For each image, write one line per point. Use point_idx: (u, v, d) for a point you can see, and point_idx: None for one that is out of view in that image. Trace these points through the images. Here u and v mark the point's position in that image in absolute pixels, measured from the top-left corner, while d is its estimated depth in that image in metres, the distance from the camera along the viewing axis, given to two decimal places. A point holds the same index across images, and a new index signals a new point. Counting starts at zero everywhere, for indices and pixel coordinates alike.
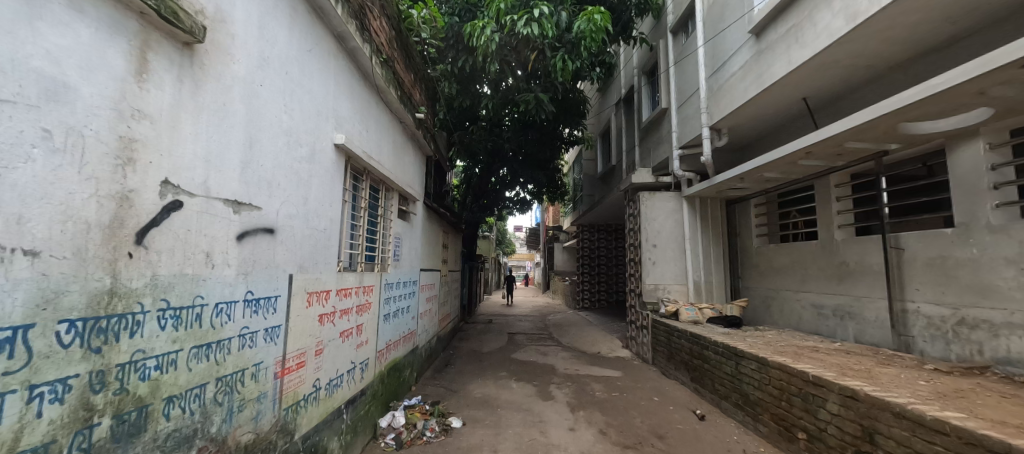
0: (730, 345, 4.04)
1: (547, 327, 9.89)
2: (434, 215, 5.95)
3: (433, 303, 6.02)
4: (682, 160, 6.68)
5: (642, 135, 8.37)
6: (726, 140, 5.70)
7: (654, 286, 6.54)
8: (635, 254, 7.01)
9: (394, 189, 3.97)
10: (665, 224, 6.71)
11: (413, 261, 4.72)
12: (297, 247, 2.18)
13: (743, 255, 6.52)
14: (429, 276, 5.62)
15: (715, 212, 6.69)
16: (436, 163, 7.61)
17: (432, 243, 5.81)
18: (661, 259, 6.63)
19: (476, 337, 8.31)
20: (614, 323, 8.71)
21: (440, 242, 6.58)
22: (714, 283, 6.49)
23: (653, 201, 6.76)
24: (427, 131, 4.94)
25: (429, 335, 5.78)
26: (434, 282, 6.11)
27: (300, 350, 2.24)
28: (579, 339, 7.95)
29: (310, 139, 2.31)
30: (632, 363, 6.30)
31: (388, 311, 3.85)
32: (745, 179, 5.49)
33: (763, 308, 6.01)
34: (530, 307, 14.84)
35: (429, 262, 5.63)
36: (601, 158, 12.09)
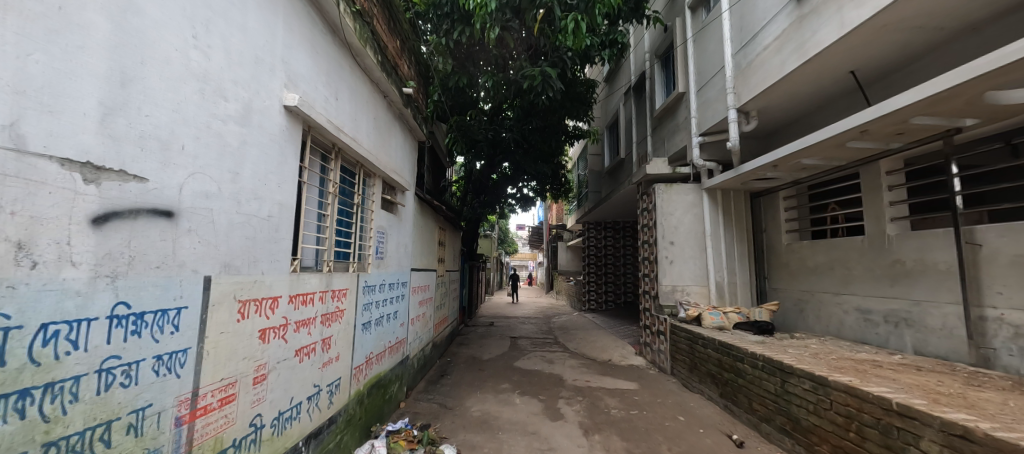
0: (773, 358, 3.42)
1: (553, 330, 9.26)
2: (428, 209, 5.33)
3: (427, 308, 5.41)
4: (702, 148, 6.05)
5: (656, 124, 7.73)
6: (755, 123, 5.07)
7: (672, 288, 5.91)
8: (650, 252, 6.38)
9: (376, 174, 3.36)
10: (684, 219, 6.08)
11: (402, 260, 4.09)
12: (220, 240, 1.58)
13: (772, 254, 5.88)
14: (421, 277, 5.00)
15: (740, 206, 6.04)
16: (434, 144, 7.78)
17: (425, 240, 5.19)
18: (680, 258, 6.00)
19: (476, 342, 7.70)
20: (625, 328, 8.07)
21: (436, 239, 5.96)
22: (739, 285, 5.86)
23: (671, 194, 6.12)
24: (418, 112, 4.32)
25: (422, 342, 5.17)
26: (429, 285, 5.49)
27: (227, 381, 1.63)
28: (588, 345, 7.33)
29: (244, 94, 1.71)
30: (648, 373, 5.68)
31: (369, 319, 3.24)
32: (778, 167, 4.87)
33: (796, 312, 5.37)
34: (534, 308, 14.19)
35: (421, 262, 5.01)
36: (609, 152, 11.45)
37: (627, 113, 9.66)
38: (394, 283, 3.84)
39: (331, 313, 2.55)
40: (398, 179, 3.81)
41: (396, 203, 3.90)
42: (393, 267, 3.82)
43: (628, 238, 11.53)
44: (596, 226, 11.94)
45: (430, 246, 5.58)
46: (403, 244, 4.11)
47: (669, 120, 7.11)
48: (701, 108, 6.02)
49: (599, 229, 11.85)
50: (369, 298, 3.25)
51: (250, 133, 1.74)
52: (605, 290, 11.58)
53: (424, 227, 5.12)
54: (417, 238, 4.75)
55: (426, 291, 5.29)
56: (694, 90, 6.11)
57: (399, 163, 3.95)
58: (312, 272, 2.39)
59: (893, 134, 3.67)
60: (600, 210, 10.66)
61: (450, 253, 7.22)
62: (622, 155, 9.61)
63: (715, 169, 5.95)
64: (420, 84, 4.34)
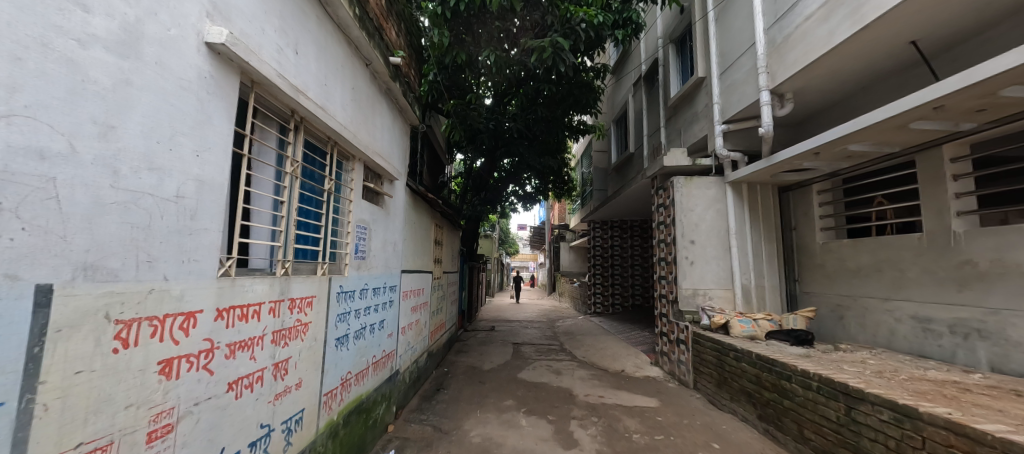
0: (834, 379, 2.84)
1: (557, 336, 8.68)
2: (423, 203, 4.75)
3: (422, 313, 4.86)
4: (726, 137, 5.48)
5: (670, 114, 7.16)
6: (790, 107, 4.51)
7: (692, 291, 5.33)
8: (667, 252, 5.80)
9: (355, 157, 2.79)
10: (706, 216, 5.49)
11: (389, 261, 3.51)
12: (76, 228, 1.02)
13: (804, 254, 5.31)
14: (414, 280, 4.42)
15: (767, 202, 5.47)
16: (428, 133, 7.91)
17: (418, 238, 4.60)
18: (701, 259, 5.41)
19: (475, 350, 7.12)
20: (637, 334, 7.50)
21: (432, 238, 5.38)
22: (768, 289, 5.30)
23: (691, 188, 5.53)
24: (409, 89, 3.75)
25: (415, 353, 4.58)
26: (423, 288, 4.93)
27: (88, 447, 1.06)
28: (597, 353, 6.75)
29: (127, 9, 1.14)
30: (667, 386, 5.09)
31: (346, 333, 2.66)
32: (818, 156, 4.30)
33: (834, 319, 4.80)
34: (535, 311, 13.59)
35: (414, 264, 4.43)
36: (616, 147, 10.89)
37: (636, 104, 9.09)
38: (379, 287, 3.27)
39: (288, 329, 1.97)
40: (384, 166, 3.22)
41: (382, 193, 3.32)
42: (378, 270, 3.23)
43: (636, 238, 10.97)
44: (602, 225, 11.37)
45: (425, 246, 5.01)
46: (390, 242, 3.52)
47: (686, 109, 6.53)
48: (724, 93, 5.45)
49: (605, 228, 11.29)
50: (347, 307, 2.67)
51: (139, 69, 1.18)
52: (611, 293, 10.99)
53: (417, 224, 4.54)
54: (408, 237, 4.18)
55: (420, 295, 4.72)
56: (716, 73, 5.54)
57: (387, 147, 3.38)
58: (259, 275, 1.82)
59: (970, 111, 3.11)
60: (606, 207, 10.09)
61: (447, 253, 6.65)
62: (631, 149, 9.04)
63: (741, 160, 5.37)
64: (411, 57, 3.77)
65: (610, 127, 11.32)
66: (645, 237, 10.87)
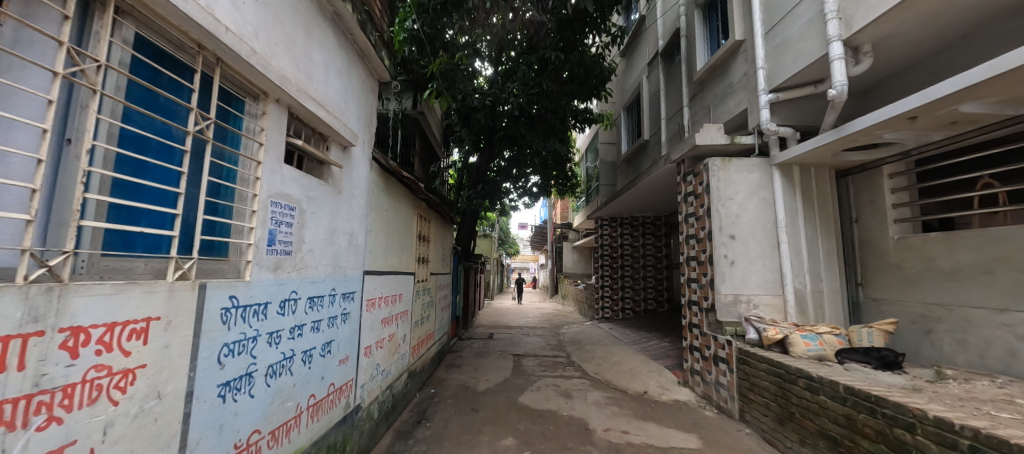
0: (1005, 439, 1.85)
1: (563, 346, 7.67)
2: (401, 185, 3.76)
3: (399, 325, 3.88)
4: (773, 109, 4.48)
5: (694, 90, 6.17)
6: (868, 63, 3.51)
7: (734, 298, 4.32)
8: (699, 249, 4.79)
9: (269, 95, 1.81)
10: (748, 205, 4.49)
11: (341, 259, 2.53)
12: None
13: (872, 252, 4.31)
14: (386, 285, 3.43)
15: (824, 188, 4.47)
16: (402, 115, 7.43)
17: (393, 231, 3.61)
18: (744, 258, 4.41)
19: (469, 364, 6.12)
20: (656, 345, 6.50)
21: (414, 233, 4.39)
22: (827, 294, 4.30)
23: (729, 171, 4.52)
24: (371, 24, 2.75)
25: (389, 378, 3.58)
26: (401, 294, 3.94)
27: None
28: (612, 369, 5.75)
29: None
30: (705, 416, 4.08)
31: (248, 371, 1.67)
32: (912, 123, 3.30)
33: (918, 334, 3.80)
34: (538, 315, 12.56)
35: (386, 264, 3.45)
36: (627, 137, 9.88)
37: (651, 86, 8.11)
38: (322, 296, 2.28)
39: (61, 392, 1.00)
40: (328, 121, 2.23)
41: (328, 162, 2.33)
42: (319, 271, 2.24)
43: (648, 236, 9.96)
44: (610, 222, 10.37)
45: (405, 242, 4.03)
46: (343, 232, 2.53)
47: (716, 82, 5.53)
48: (771, 55, 4.46)
49: (614, 226, 10.29)
50: (250, 329, 1.68)
51: None
52: (621, 297, 9.98)
53: (391, 212, 3.55)
54: (376, 228, 3.18)
55: (395, 302, 3.74)
56: (760, 32, 4.55)
57: (336, 97, 2.40)
58: None
59: None
60: (616, 202, 9.09)
61: (437, 252, 5.67)
62: (645, 136, 8.05)
63: (792, 137, 4.38)
64: None
65: (620, 115, 10.32)
66: (658, 235, 9.86)
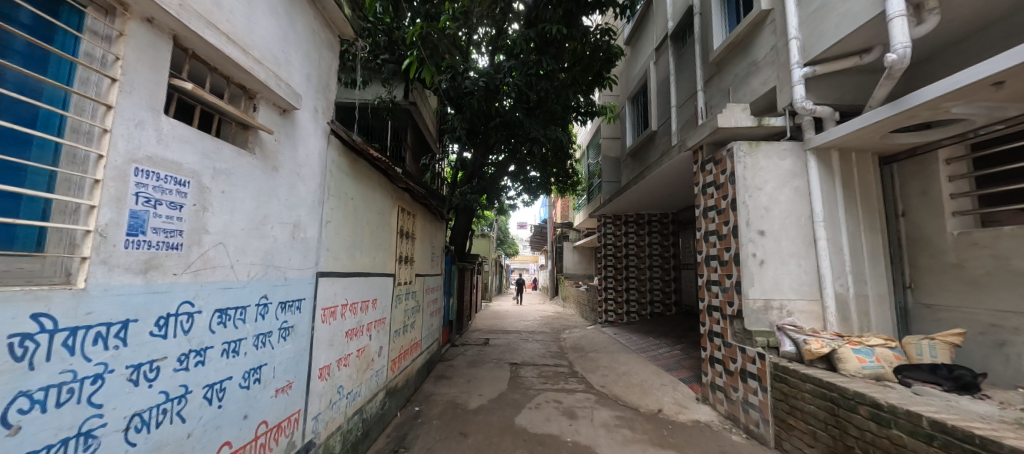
0: None
1: (564, 353, 7.06)
2: (374, 171, 3.16)
3: (372, 336, 3.27)
4: (809, 86, 3.89)
5: (710, 72, 5.57)
6: (933, 23, 2.86)
7: (764, 304, 3.72)
8: (720, 247, 4.18)
9: (129, 9, 1.20)
10: (779, 196, 3.89)
11: (278, 258, 1.92)
12: None
13: (925, 250, 3.71)
14: (352, 290, 2.83)
15: (867, 177, 3.87)
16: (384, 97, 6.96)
17: (363, 225, 3.01)
18: (775, 256, 3.81)
19: (461, 375, 5.51)
20: (667, 355, 5.89)
21: (394, 228, 3.79)
22: (873, 299, 3.69)
23: (757, 157, 3.92)
24: None
25: (357, 402, 2.96)
26: (376, 299, 3.33)
27: None
28: (620, 382, 5.14)
29: None
30: (734, 443, 3.47)
31: (81, 430, 1.07)
32: (995, 91, 2.70)
33: (988, 348, 3.20)
34: (538, 318, 11.93)
35: (354, 265, 2.85)
36: (632, 130, 9.29)
37: (659, 73, 7.52)
38: (242, 308, 1.67)
39: None
40: (251, 67, 1.63)
41: (253, 126, 1.73)
42: (237, 273, 1.64)
43: (654, 235, 9.36)
44: (614, 220, 9.77)
45: (381, 239, 3.43)
46: (281, 222, 1.93)
47: (736, 61, 4.94)
48: (806, 23, 3.87)
49: (618, 224, 9.70)
50: (85, 365, 1.08)
51: None
52: (625, 299, 9.38)
53: (361, 202, 2.95)
54: (339, 220, 2.58)
55: (367, 310, 3.13)
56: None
57: (269, 42, 1.80)
58: None
59: None
60: (621, 198, 8.49)
61: (424, 251, 5.07)
62: (653, 126, 7.46)
63: (831, 117, 3.78)
64: None
65: (624, 107, 9.73)
66: (665, 234, 9.26)
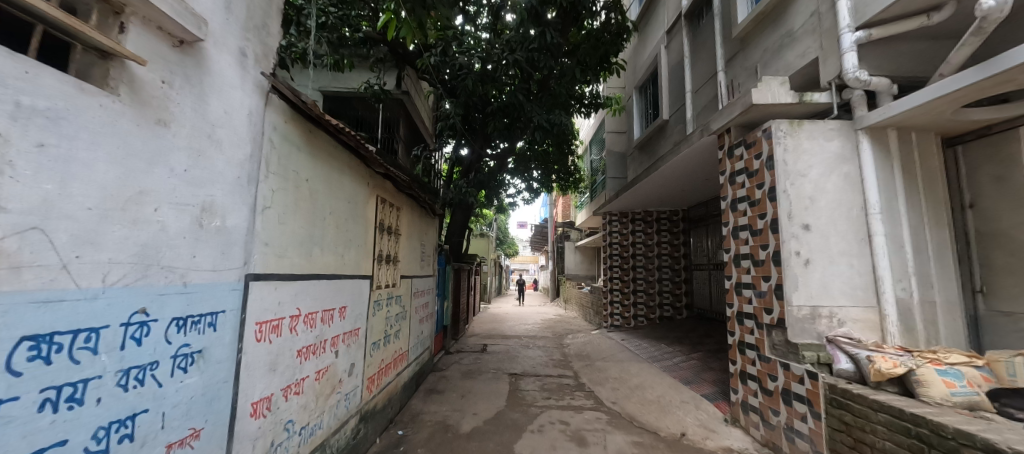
0: None
1: (568, 362, 6.47)
2: (341, 147, 2.56)
3: (341, 353, 2.67)
4: (861, 54, 3.29)
5: (732, 49, 4.99)
6: None
7: (810, 312, 3.13)
8: (753, 244, 3.58)
9: None
10: (826, 184, 3.29)
11: (170, 256, 1.32)
12: None
13: (1002, 248, 3.10)
14: (309, 297, 2.23)
15: (931, 161, 3.27)
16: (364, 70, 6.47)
17: (326, 215, 2.40)
18: (822, 255, 3.21)
19: (454, 389, 4.91)
20: (684, 365, 5.29)
21: (372, 221, 3.19)
22: (940, 307, 3.09)
23: (799, 138, 3.33)
24: None
25: (316, 436, 2.35)
26: (346, 307, 2.73)
27: None
28: (634, 398, 4.54)
29: None
30: None
31: None
32: None
33: None
34: (539, 321, 11.34)
35: (310, 266, 2.24)
36: (640, 121, 8.70)
37: (671, 58, 6.94)
38: (88, 332, 1.07)
39: None
40: None
41: (116, 54, 1.13)
42: (78, 278, 1.04)
43: (663, 234, 8.74)
44: (620, 218, 9.16)
45: (353, 234, 2.83)
46: (175, 203, 1.33)
47: (765, 35, 4.36)
48: None
49: (624, 222, 9.09)
50: None
51: None
52: (632, 302, 8.77)
53: (322, 185, 2.35)
54: (286, 206, 1.98)
55: (332, 321, 2.53)
56: None
57: None
58: None
59: None
60: (628, 194, 7.91)
61: (412, 249, 4.48)
62: (663, 116, 6.88)
63: (888, 90, 3.19)
64: None
65: (631, 97, 9.13)
66: (675, 232, 8.64)
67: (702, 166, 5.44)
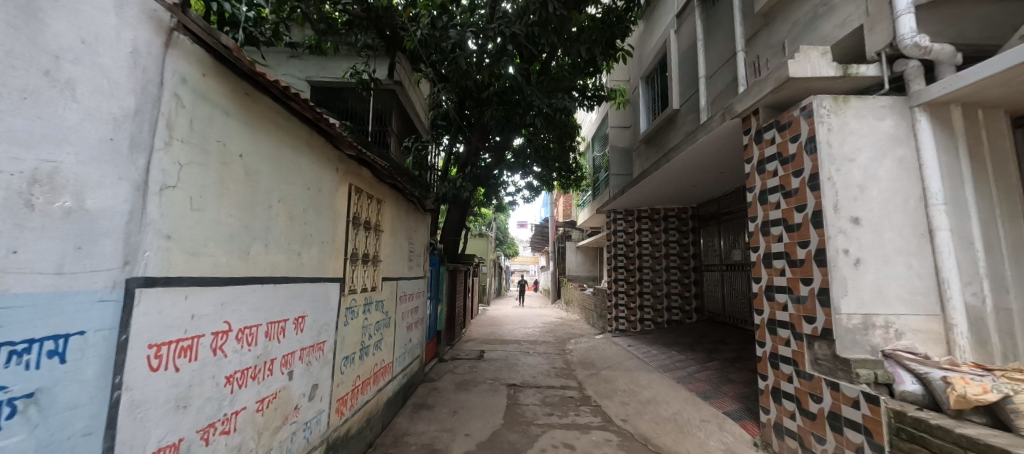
0: None
1: (572, 370, 5.96)
2: (295, 119, 2.07)
3: (297, 374, 2.17)
4: (918, 18, 2.80)
5: (753, 27, 4.49)
6: None
7: (862, 321, 2.64)
8: (788, 241, 3.08)
9: None
10: (877, 169, 2.80)
11: None
12: None
13: None
14: (246, 306, 1.73)
15: (1002, 144, 2.77)
16: (350, 52, 6.14)
17: (272, 201, 1.91)
18: (874, 254, 2.71)
19: (445, 404, 4.41)
20: (699, 377, 4.77)
21: (343, 213, 2.69)
22: (1018, 315, 2.60)
23: (844, 117, 2.84)
24: None
25: None
26: (306, 316, 2.23)
27: None
28: (647, 415, 4.03)
29: None
30: None
31: None
32: None
33: None
34: (540, 325, 10.83)
35: (248, 266, 1.75)
36: (646, 114, 8.20)
37: (681, 42, 6.45)
38: None
39: None
40: None
41: None
42: None
43: (671, 233, 8.23)
44: (626, 216, 8.65)
45: (316, 227, 2.33)
46: None
47: (793, 7, 3.87)
48: None
49: (630, 220, 8.58)
50: None
51: None
52: (639, 305, 8.26)
53: (266, 164, 1.85)
54: (204, 186, 1.49)
55: (283, 335, 2.02)
56: None
57: None
58: None
59: None
60: (634, 190, 7.41)
61: (397, 248, 3.97)
62: (673, 105, 6.39)
63: (952, 60, 2.70)
64: None
65: (637, 88, 8.64)
66: (684, 231, 8.13)
67: (720, 157, 4.93)
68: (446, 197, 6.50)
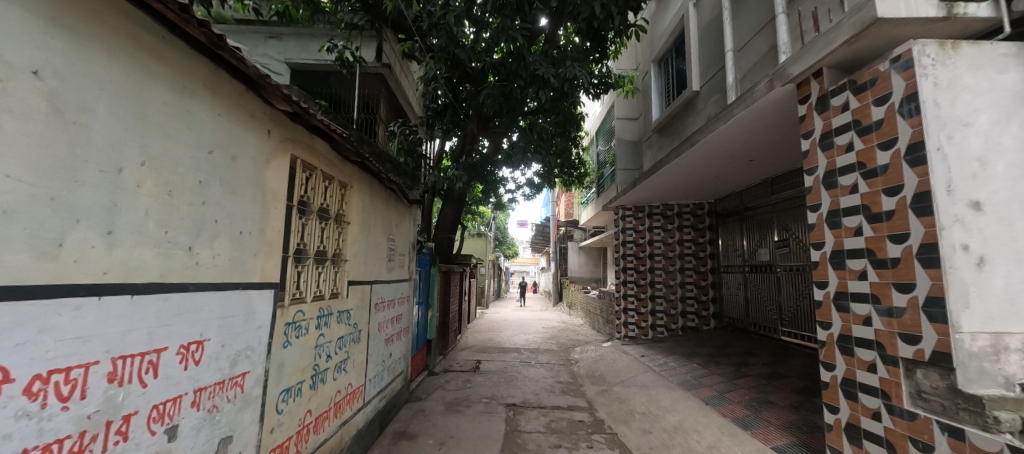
0: None
1: (579, 385, 5.22)
2: (177, 42, 1.37)
3: (187, 430, 1.44)
4: None
5: None
6: None
7: (991, 343, 1.92)
8: (870, 234, 2.35)
9: None
10: (1001, 137, 2.08)
11: None
12: None
13: None
14: (52, 337, 1.00)
15: None
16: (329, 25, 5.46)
17: (125, 161, 1.19)
18: (1003, 251, 1.99)
19: (430, 431, 3.68)
20: (732, 397, 4.04)
21: (282, 195, 1.96)
22: None
23: (955, 68, 2.12)
24: None
25: None
26: (202, 342, 1.50)
27: None
28: (676, 449, 3.30)
29: None
30: None
31: None
32: None
33: None
34: (542, 330, 10.08)
35: (60, 266, 1.02)
36: (658, 100, 7.48)
37: (702, 16, 5.75)
38: None
39: None
40: None
41: None
42: None
43: (686, 230, 7.50)
44: (635, 212, 7.92)
45: (225, 210, 1.60)
46: None
47: None
48: None
49: (640, 217, 7.84)
50: None
51: None
52: (650, 310, 7.52)
53: (106, 98, 1.13)
54: None
55: (153, 375, 1.30)
56: None
57: None
58: None
59: None
60: (647, 184, 6.69)
61: (371, 244, 3.23)
62: (692, 86, 5.68)
63: None
64: None
65: (647, 74, 7.94)
66: (701, 228, 7.40)
67: (758, 140, 4.19)
68: (435, 188, 5.69)
